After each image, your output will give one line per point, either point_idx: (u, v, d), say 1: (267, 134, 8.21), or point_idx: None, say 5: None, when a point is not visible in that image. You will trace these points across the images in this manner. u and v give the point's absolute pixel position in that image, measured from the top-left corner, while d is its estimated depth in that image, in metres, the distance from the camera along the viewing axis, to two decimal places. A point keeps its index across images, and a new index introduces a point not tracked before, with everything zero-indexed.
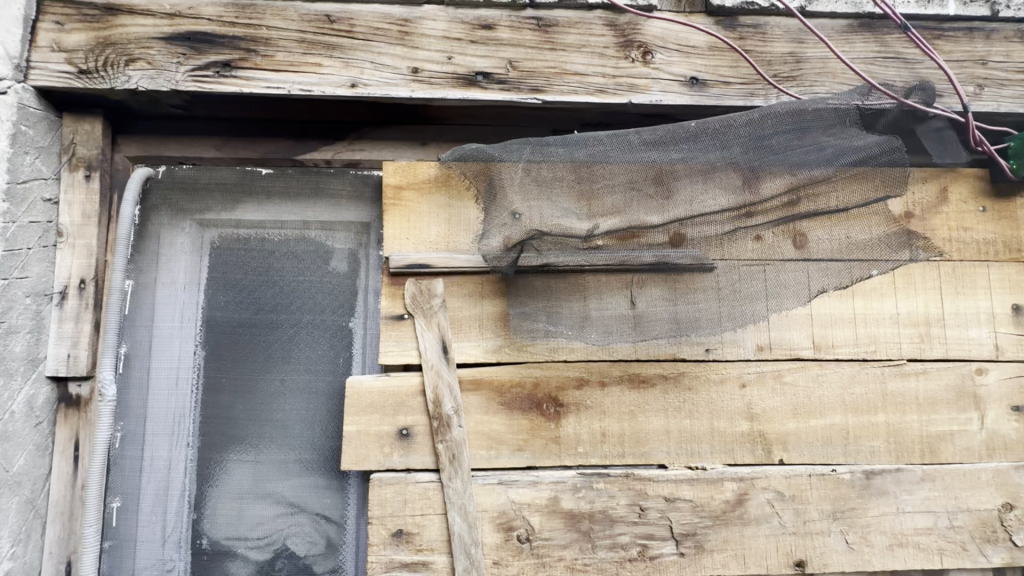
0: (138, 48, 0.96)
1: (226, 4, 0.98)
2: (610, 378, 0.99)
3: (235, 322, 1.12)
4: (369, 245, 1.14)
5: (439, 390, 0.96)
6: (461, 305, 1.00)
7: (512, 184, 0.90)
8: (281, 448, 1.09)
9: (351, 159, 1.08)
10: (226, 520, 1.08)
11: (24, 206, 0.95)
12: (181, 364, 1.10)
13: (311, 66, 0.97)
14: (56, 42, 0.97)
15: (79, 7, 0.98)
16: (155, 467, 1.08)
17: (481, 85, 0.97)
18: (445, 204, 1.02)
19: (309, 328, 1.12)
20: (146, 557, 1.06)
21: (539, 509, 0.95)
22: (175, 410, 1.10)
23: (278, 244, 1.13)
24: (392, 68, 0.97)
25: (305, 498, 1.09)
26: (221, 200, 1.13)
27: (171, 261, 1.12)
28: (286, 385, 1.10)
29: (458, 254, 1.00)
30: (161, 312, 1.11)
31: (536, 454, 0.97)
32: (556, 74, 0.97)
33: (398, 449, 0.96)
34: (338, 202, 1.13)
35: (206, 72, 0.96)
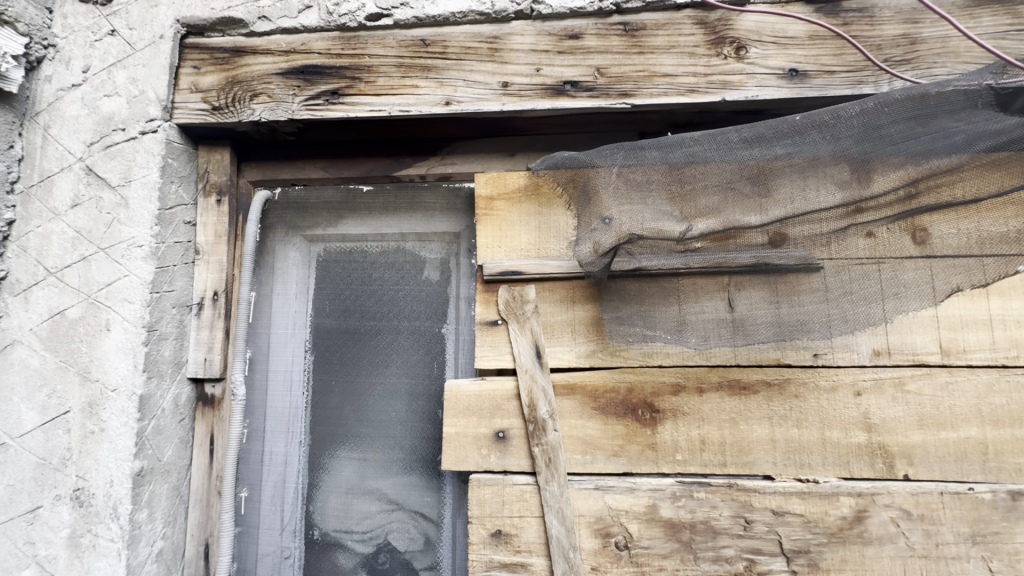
0: (260, 84, 1.08)
1: (333, 37, 1.07)
2: (708, 384, 0.96)
3: (341, 329, 1.21)
4: (459, 254, 1.19)
5: (534, 395, 0.98)
6: (553, 311, 1.01)
7: (607, 189, 0.92)
8: (383, 448, 1.16)
9: (444, 172, 1.13)
10: (335, 513, 1.17)
11: (171, 229, 1.08)
12: (295, 368, 1.21)
13: (409, 88, 1.03)
14: (194, 84, 1.10)
15: (212, 51, 1.11)
16: (274, 461, 1.19)
17: (569, 94, 0.99)
18: (535, 212, 1.04)
19: (408, 334, 1.19)
20: (268, 543, 1.16)
21: (637, 517, 0.93)
22: (290, 410, 1.20)
23: (377, 256, 1.22)
24: (483, 84, 1.01)
25: (404, 496, 1.15)
26: (328, 217, 1.24)
27: (285, 273, 1.24)
28: (387, 388, 1.18)
29: (549, 261, 1.01)
30: (277, 320, 1.22)
31: (632, 460, 0.95)
32: (645, 77, 0.97)
33: (495, 451, 0.98)
34: (432, 214, 1.20)
35: (318, 101, 1.05)
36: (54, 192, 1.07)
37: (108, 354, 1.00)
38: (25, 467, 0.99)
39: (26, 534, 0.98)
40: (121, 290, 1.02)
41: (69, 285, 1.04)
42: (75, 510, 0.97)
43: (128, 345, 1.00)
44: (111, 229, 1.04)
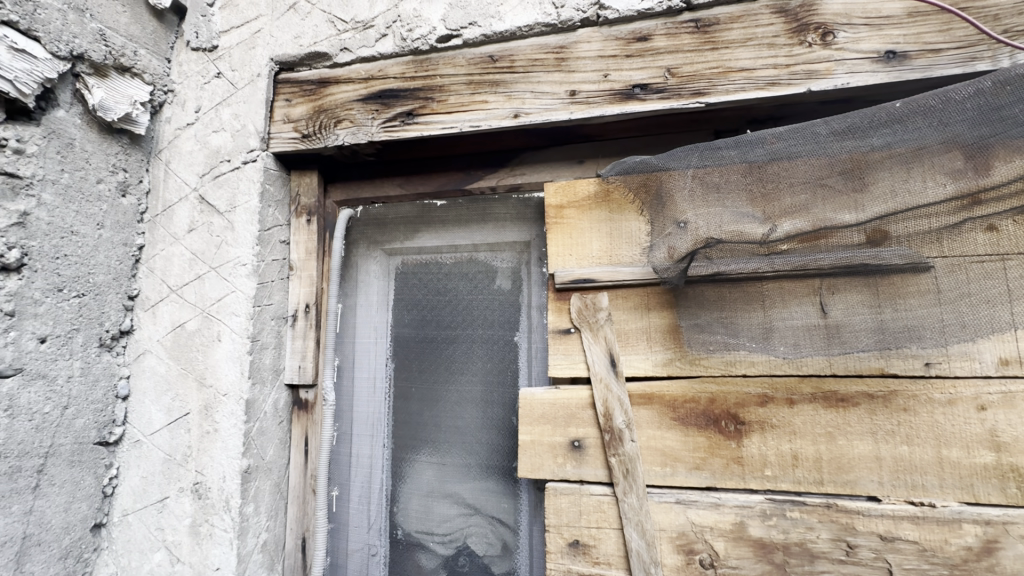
0: (343, 111, 1.16)
1: (407, 61, 1.12)
2: (800, 395, 0.89)
3: (419, 338, 1.27)
4: (530, 263, 1.20)
5: (609, 404, 0.96)
6: (627, 319, 0.99)
7: (681, 192, 0.89)
8: (460, 453, 1.20)
9: (513, 183, 1.15)
10: (416, 514, 1.22)
11: (270, 248, 1.18)
12: (378, 374, 1.28)
13: (479, 104, 1.06)
14: (287, 115, 1.20)
15: (301, 84, 1.20)
16: (360, 463, 1.27)
17: (639, 98, 0.97)
18: (606, 219, 1.03)
19: (483, 342, 1.22)
20: (356, 540, 1.24)
21: (724, 534, 0.89)
22: (373, 414, 1.28)
23: (451, 267, 1.26)
24: (551, 94, 1.02)
25: (481, 501, 1.18)
26: (405, 231, 1.31)
27: (367, 286, 1.32)
28: (463, 394, 1.21)
29: (621, 267, 1.00)
30: (361, 329, 1.31)
31: (716, 474, 0.91)
32: (720, 74, 0.93)
33: (571, 460, 0.98)
34: (504, 224, 1.22)
35: (394, 122, 1.11)
36: (174, 219, 1.22)
37: (220, 361, 1.12)
38: (155, 461, 1.13)
39: (157, 520, 1.11)
40: (229, 305, 1.13)
41: (188, 300, 1.17)
42: (196, 501, 1.09)
43: (236, 353, 1.11)
44: (220, 250, 1.16)
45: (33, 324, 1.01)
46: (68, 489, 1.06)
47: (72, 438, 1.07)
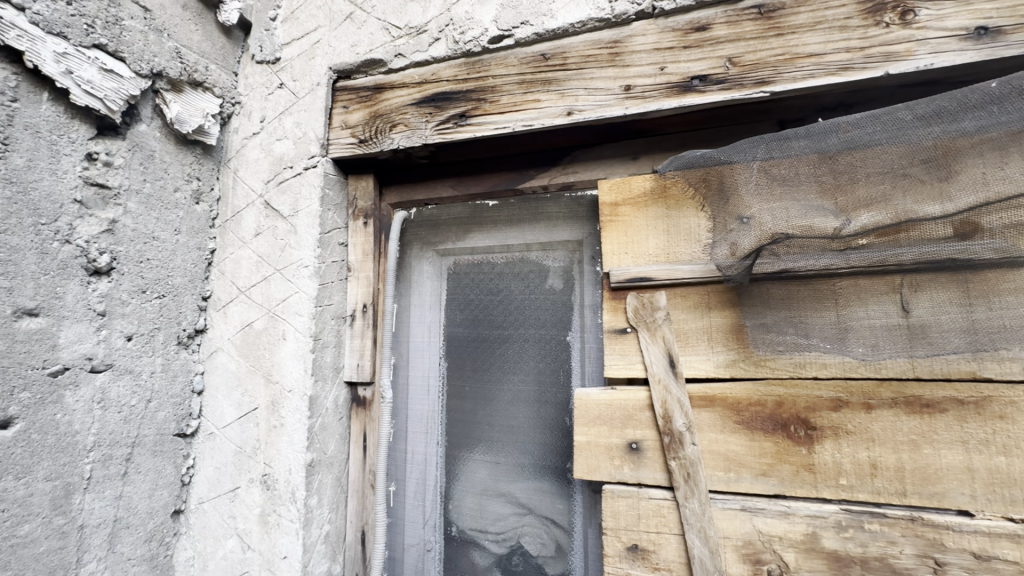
0: (398, 115, 1.19)
1: (459, 64, 1.14)
2: (878, 400, 0.83)
3: (471, 337, 1.28)
4: (582, 262, 1.19)
5: (669, 406, 0.94)
6: (686, 318, 0.96)
7: (746, 186, 0.85)
8: (513, 452, 1.20)
9: (565, 182, 1.14)
10: (470, 512, 1.24)
11: (330, 250, 1.23)
12: (431, 373, 1.31)
13: (532, 102, 1.06)
14: (345, 122, 1.24)
15: (357, 91, 1.24)
16: (415, 460, 1.30)
17: (697, 90, 0.93)
18: (663, 215, 1.00)
19: (535, 341, 1.21)
20: (412, 535, 1.27)
21: (794, 545, 0.85)
22: (427, 412, 1.30)
23: (504, 267, 1.27)
24: (605, 90, 1.00)
25: (535, 501, 1.17)
26: (457, 232, 1.32)
27: (421, 286, 1.35)
28: (516, 394, 1.22)
29: (680, 266, 0.96)
30: (415, 329, 1.34)
31: (785, 482, 0.87)
32: (785, 61, 0.89)
33: (629, 462, 0.96)
34: (556, 223, 1.22)
35: (448, 125, 1.13)
36: (242, 224, 1.28)
37: (285, 359, 1.17)
38: (227, 452, 1.20)
39: (230, 508, 1.17)
40: (293, 305, 1.18)
41: (255, 301, 1.23)
42: (264, 491, 1.14)
43: (300, 351, 1.16)
44: (285, 253, 1.22)
45: (121, 323, 1.09)
46: (151, 477, 1.14)
47: (154, 429, 1.15)
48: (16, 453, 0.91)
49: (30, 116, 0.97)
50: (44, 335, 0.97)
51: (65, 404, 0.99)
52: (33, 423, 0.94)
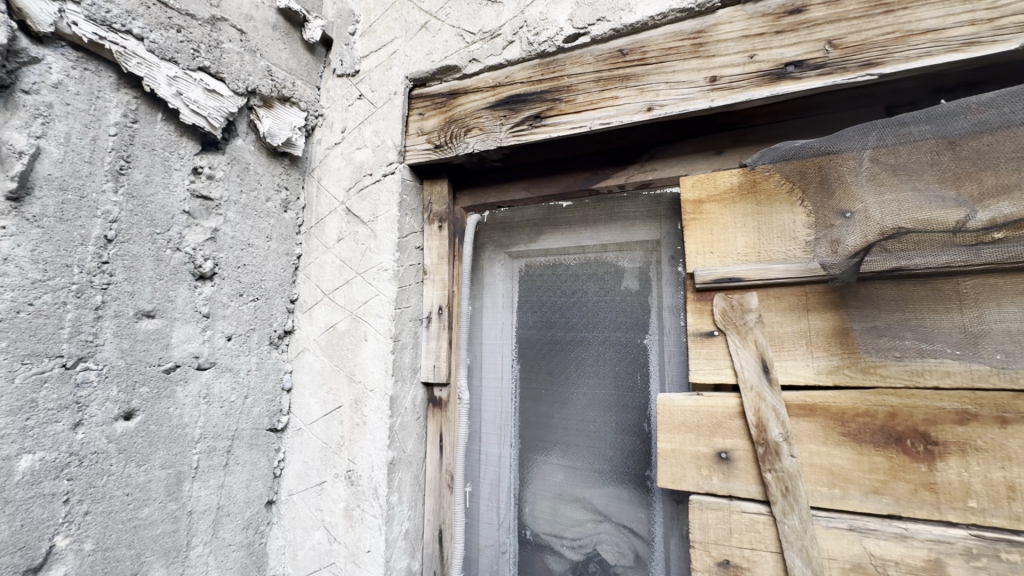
0: (473, 119, 1.20)
1: (533, 65, 1.13)
2: (1015, 414, 0.73)
3: (545, 340, 1.27)
4: (660, 262, 1.15)
5: (763, 414, 0.88)
6: (781, 321, 0.90)
7: (854, 177, 0.79)
8: (589, 457, 1.18)
9: (643, 180, 1.10)
10: (544, 516, 1.22)
11: (408, 254, 1.26)
12: (504, 375, 1.32)
13: (609, 100, 1.03)
14: (420, 128, 1.27)
15: (432, 98, 1.27)
16: (489, 461, 1.31)
17: (792, 76, 0.87)
18: (753, 212, 0.94)
19: (612, 344, 1.18)
20: (487, 536, 1.28)
21: (913, 571, 0.77)
22: (501, 414, 1.31)
23: (578, 268, 1.25)
24: (688, 83, 0.96)
25: (612, 508, 1.14)
26: (530, 233, 1.32)
27: (493, 289, 1.36)
28: (592, 398, 1.19)
29: (773, 265, 0.91)
30: (488, 331, 1.35)
31: (900, 501, 0.79)
32: (896, 39, 0.81)
33: (718, 472, 0.91)
34: (632, 223, 1.18)
35: (523, 126, 1.13)
36: (325, 230, 1.35)
37: (367, 359, 1.21)
38: (314, 448, 1.26)
39: (317, 501, 1.23)
40: (374, 307, 1.22)
41: (338, 303, 1.29)
42: (349, 487, 1.19)
43: (381, 352, 1.20)
44: (365, 257, 1.26)
45: (222, 324, 1.18)
46: (248, 468, 1.22)
47: (250, 424, 1.23)
48: (137, 442, 1.00)
49: (147, 135, 1.06)
50: (160, 334, 1.06)
51: (176, 399, 1.08)
52: (150, 415, 1.03)
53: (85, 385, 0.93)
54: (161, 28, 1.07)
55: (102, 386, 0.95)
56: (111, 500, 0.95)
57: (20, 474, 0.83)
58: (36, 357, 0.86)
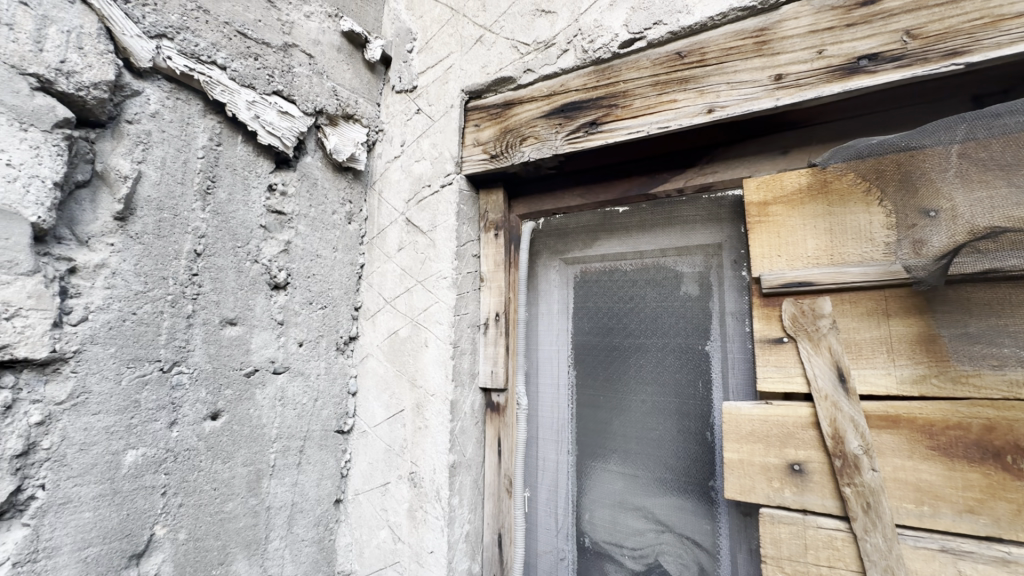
0: (528, 128, 1.22)
1: (588, 72, 1.14)
2: None
3: (602, 346, 1.27)
4: (722, 266, 1.12)
5: (840, 425, 0.83)
6: (857, 327, 0.86)
7: (940, 174, 0.74)
8: (649, 466, 1.16)
9: (703, 183, 1.08)
10: (604, 524, 1.21)
11: (465, 262, 1.29)
12: (561, 381, 1.32)
13: (667, 103, 1.02)
14: (476, 139, 1.30)
15: (487, 109, 1.30)
16: (547, 466, 1.32)
17: (866, 70, 0.83)
18: (824, 213, 0.91)
19: (672, 351, 1.16)
20: (546, 542, 1.29)
21: None
22: (557, 420, 1.32)
23: (635, 273, 1.24)
24: (751, 82, 0.94)
25: (674, 519, 1.12)
26: (585, 239, 1.33)
27: (549, 295, 1.37)
28: (651, 405, 1.17)
29: (848, 268, 0.87)
30: (544, 337, 1.37)
31: (1000, 522, 0.73)
32: (984, 26, 0.76)
33: (791, 485, 0.87)
34: (692, 227, 1.16)
35: (578, 134, 1.13)
36: (387, 240, 1.41)
37: (428, 365, 1.25)
38: (378, 449, 1.31)
39: (381, 501, 1.28)
40: (434, 314, 1.26)
41: (399, 310, 1.34)
42: (412, 488, 1.23)
43: (441, 357, 1.23)
44: (425, 265, 1.31)
45: (295, 330, 1.25)
46: (319, 467, 1.29)
47: (320, 425, 1.29)
48: (223, 441, 1.08)
49: (230, 157, 1.15)
50: (241, 340, 1.14)
51: (256, 401, 1.15)
52: (234, 415, 1.11)
53: (179, 387, 1.01)
54: (241, 57, 1.15)
55: (193, 388, 1.04)
56: (201, 494, 1.03)
57: (126, 468, 0.92)
58: (139, 361, 0.95)
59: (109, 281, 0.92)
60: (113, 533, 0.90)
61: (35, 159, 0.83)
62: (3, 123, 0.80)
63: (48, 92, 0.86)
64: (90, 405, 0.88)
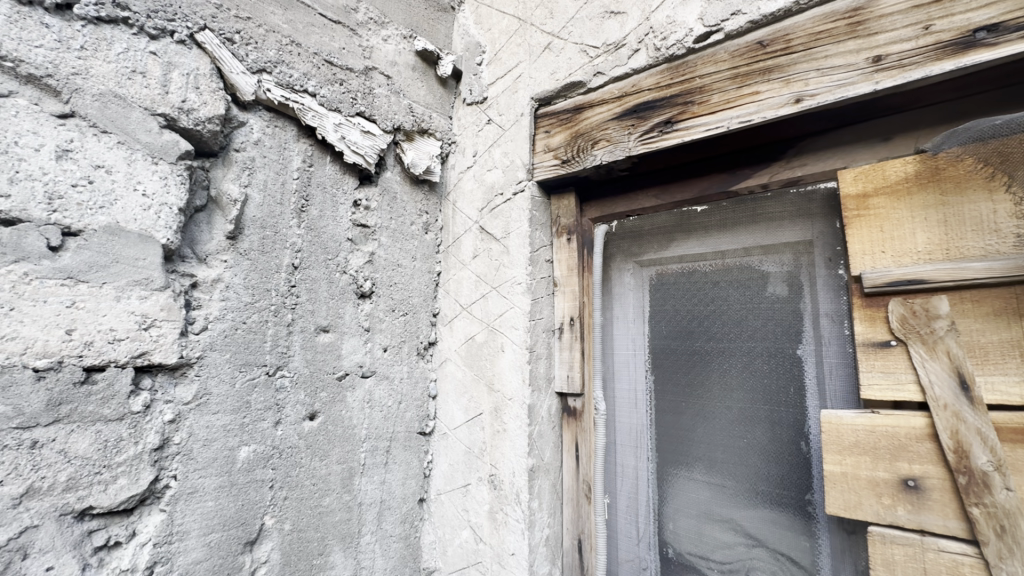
0: (600, 132, 1.21)
1: (661, 70, 1.11)
2: None
3: (681, 350, 1.23)
4: (814, 265, 1.05)
5: (964, 438, 0.75)
6: (981, 329, 0.77)
7: None
8: (737, 476, 1.11)
9: (791, 177, 1.02)
10: (688, 535, 1.17)
11: (539, 267, 1.30)
12: (638, 386, 1.30)
13: (748, 96, 0.98)
14: (547, 145, 1.31)
15: (558, 115, 1.30)
16: (626, 473, 1.29)
17: (983, 44, 0.75)
18: (936, 204, 0.83)
19: (759, 355, 1.10)
20: (627, 550, 1.26)
21: None
22: (636, 426, 1.29)
23: (717, 275, 1.19)
24: (844, 67, 0.87)
25: (765, 532, 1.06)
26: (661, 241, 1.29)
27: (623, 298, 1.35)
28: (738, 412, 1.12)
29: (968, 264, 0.78)
30: (619, 342, 1.35)
31: None
32: None
33: (905, 502, 0.80)
34: (778, 224, 1.10)
35: (653, 133, 1.11)
36: (462, 248, 1.45)
37: (504, 369, 1.27)
38: (459, 451, 1.35)
39: (463, 502, 1.32)
40: (510, 319, 1.28)
41: (476, 316, 1.37)
42: (492, 490, 1.25)
43: (518, 362, 1.25)
44: (500, 272, 1.33)
45: (380, 337, 1.33)
46: (404, 467, 1.35)
47: (404, 427, 1.36)
48: (320, 439, 1.16)
49: (320, 176, 1.24)
50: (333, 347, 1.22)
51: (347, 403, 1.23)
52: (328, 416, 1.19)
53: (282, 390, 1.11)
54: (329, 83, 1.25)
55: (293, 390, 1.13)
56: (302, 489, 1.12)
57: (240, 462, 1.02)
58: (249, 366, 1.05)
59: (224, 294, 1.03)
60: (231, 521, 0.99)
61: (164, 189, 0.95)
62: (139, 159, 0.92)
63: (173, 129, 0.98)
64: (211, 405, 0.99)
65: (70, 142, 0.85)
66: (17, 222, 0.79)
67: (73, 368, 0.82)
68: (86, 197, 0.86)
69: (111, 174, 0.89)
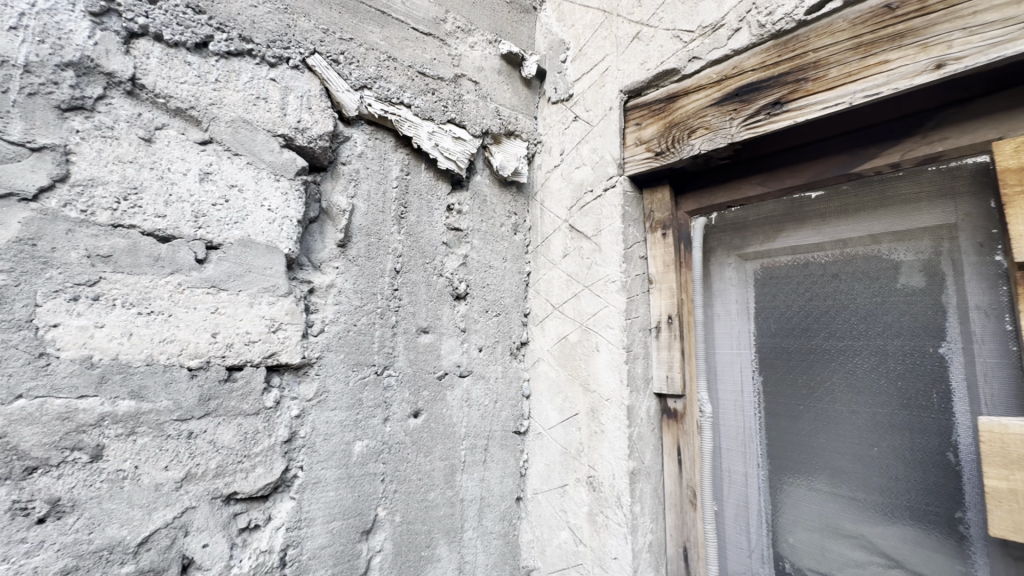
0: (697, 120, 1.15)
1: (767, 48, 1.03)
2: None
3: (795, 349, 1.14)
4: (959, 252, 0.92)
5: None
6: None
7: None
8: (867, 488, 1.00)
9: (930, 154, 0.90)
10: (808, 550, 1.08)
11: (633, 264, 1.26)
12: (744, 388, 1.21)
13: (875, 66, 0.88)
14: (638, 138, 1.27)
15: (649, 106, 1.26)
16: (733, 480, 1.22)
17: None
18: None
19: (893, 354, 0.99)
20: (737, 561, 1.19)
21: None
22: (743, 430, 1.21)
23: (836, 266, 1.08)
24: (1001, 22, 0.76)
25: (904, 553, 0.95)
26: (768, 232, 1.20)
27: (724, 294, 1.27)
28: (866, 417, 1.01)
29: None
30: (721, 340, 1.27)
31: None
32: None
33: None
34: (913, 207, 0.98)
35: (759, 117, 1.04)
36: (551, 248, 1.45)
37: (600, 369, 1.25)
38: (554, 451, 1.35)
39: (561, 502, 1.31)
40: (604, 318, 1.26)
41: (568, 316, 1.36)
42: (591, 492, 1.23)
43: (615, 362, 1.22)
44: (592, 270, 1.31)
45: (475, 337, 1.36)
46: (501, 466, 1.37)
47: (500, 426, 1.38)
48: (423, 436, 1.21)
49: (417, 183, 1.29)
50: (433, 347, 1.27)
51: (447, 401, 1.27)
52: (431, 414, 1.23)
53: (389, 388, 1.16)
54: (422, 94, 1.29)
55: (399, 389, 1.18)
56: (410, 483, 1.17)
57: (356, 456, 1.08)
58: (360, 366, 1.11)
59: (337, 298, 1.10)
60: (350, 511, 1.06)
61: (285, 203, 1.04)
62: (264, 177, 1.01)
63: (291, 148, 1.06)
64: (329, 402, 1.06)
65: (210, 166, 0.95)
66: (171, 239, 0.89)
67: (217, 367, 0.92)
68: (223, 215, 0.96)
69: (243, 192, 0.98)
